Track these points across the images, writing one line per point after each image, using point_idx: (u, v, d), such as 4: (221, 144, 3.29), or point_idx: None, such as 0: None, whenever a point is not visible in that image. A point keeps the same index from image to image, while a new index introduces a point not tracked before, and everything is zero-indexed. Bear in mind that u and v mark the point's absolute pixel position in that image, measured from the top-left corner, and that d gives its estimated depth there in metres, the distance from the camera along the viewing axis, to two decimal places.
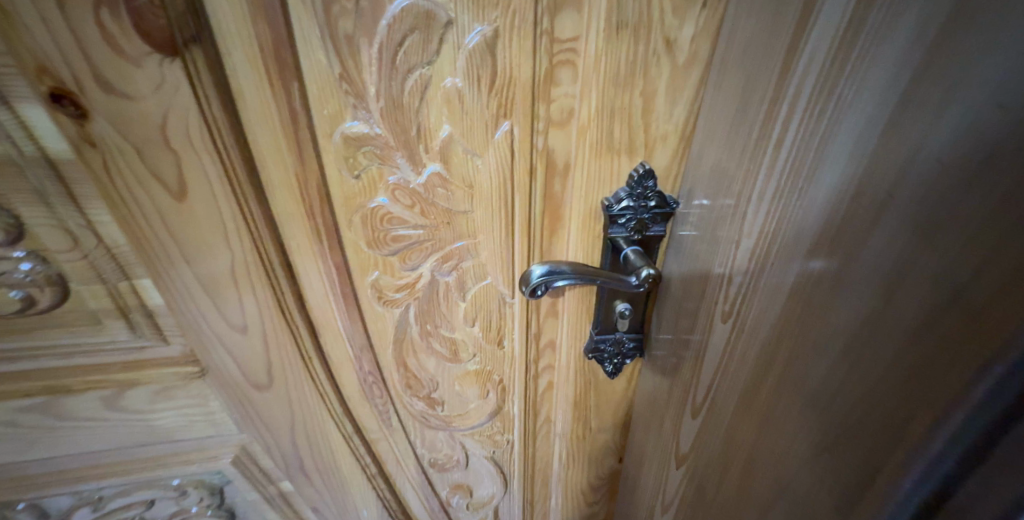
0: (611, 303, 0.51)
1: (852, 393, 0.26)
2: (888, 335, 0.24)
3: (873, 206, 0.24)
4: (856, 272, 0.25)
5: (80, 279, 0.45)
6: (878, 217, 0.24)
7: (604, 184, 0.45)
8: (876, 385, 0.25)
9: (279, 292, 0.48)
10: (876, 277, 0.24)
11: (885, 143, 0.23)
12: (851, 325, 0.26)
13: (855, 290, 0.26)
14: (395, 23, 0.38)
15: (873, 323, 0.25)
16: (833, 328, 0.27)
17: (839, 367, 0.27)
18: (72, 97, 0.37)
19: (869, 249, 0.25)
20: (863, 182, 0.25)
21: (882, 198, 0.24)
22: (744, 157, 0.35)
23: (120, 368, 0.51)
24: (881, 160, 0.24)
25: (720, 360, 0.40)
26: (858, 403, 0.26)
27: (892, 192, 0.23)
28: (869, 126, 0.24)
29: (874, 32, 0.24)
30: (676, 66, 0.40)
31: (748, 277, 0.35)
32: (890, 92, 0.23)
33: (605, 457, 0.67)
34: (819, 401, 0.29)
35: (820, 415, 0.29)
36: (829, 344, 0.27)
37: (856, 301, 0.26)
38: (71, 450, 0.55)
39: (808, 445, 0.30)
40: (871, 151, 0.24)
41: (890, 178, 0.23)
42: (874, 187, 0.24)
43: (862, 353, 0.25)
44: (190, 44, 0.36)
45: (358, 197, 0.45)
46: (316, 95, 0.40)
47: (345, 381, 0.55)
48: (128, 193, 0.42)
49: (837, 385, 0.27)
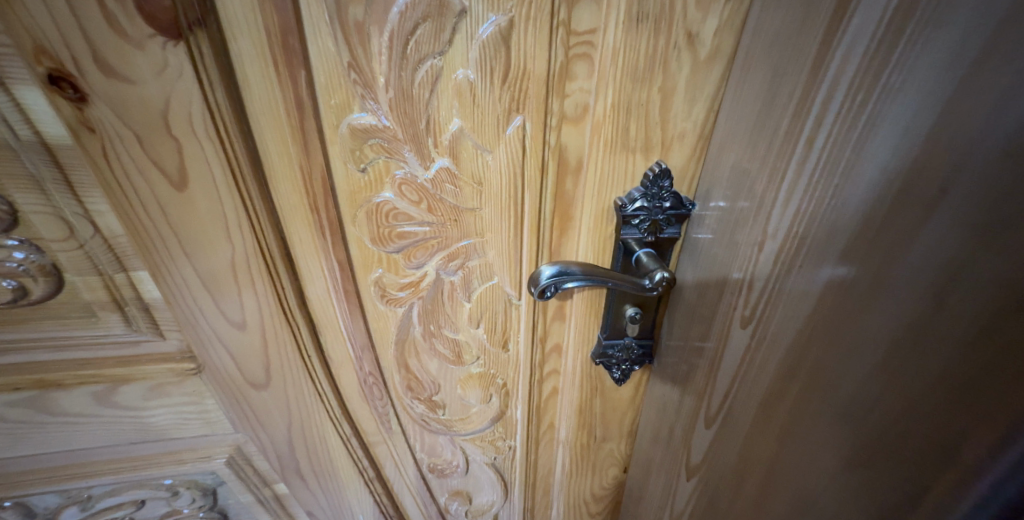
0: (620, 308, 0.50)
1: (892, 406, 0.25)
2: (937, 344, 0.22)
3: (922, 203, 0.23)
4: (899, 274, 0.24)
5: (75, 269, 0.44)
6: (927, 216, 0.22)
7: (618, 183, 0.44)
8: (921, 397, 0.23)
9: (281, 288, 0.47)
10: (923, 281, 0.23)
11: (937, 136, 0.22)
12: (893, 332, 0.24)
13: (897, 295, 0.24)
14: (407, 11, 0.36)
15: (919, 330, 0.23)
16: (871, 335, 0.26)
17: (878, 377, 0.25)
18: (71, 80, 0.36)
19: (915, 251, 0.23)
20: (910, 178, 0.23)
21: (932, 196, 0.22)
22: (770, 154, 0.33)
23: (115, 362, 0.49)
24: (931, 155, 0.22)
25: (738, 369, 0.38)
26: (899, 416, 0.24)
27: (946, 188, 0.22)
28: (919, 118, 0.23)
29: (927, 17, 0.23)
30: (697, 62, 0.39)
31: (772, 281, 0.34)
32: (945, 82, 0.22)
33: (609, 466, 0.65)
34: (853, 412, 0.27)
35: (853, 428, 0.27)
36: (866, 352, 0.26)
37: (897, 306, 0.24)
38: (61, 447, 0.53)
39: (840, 460, 0.28)
40: (920, 146, 0.23)
41: (942, 174, 0.22)
42: (922, 185, 0.23)
43: (905, 362, 0.24)
44: (195, 27, 0.35)
45: (364, 191, 0.43)
46: (324, 84, 0.38)
47: (345, 381, 0.54)
48: (127, 181, 0.40)
49: (875, 396, 0.26)
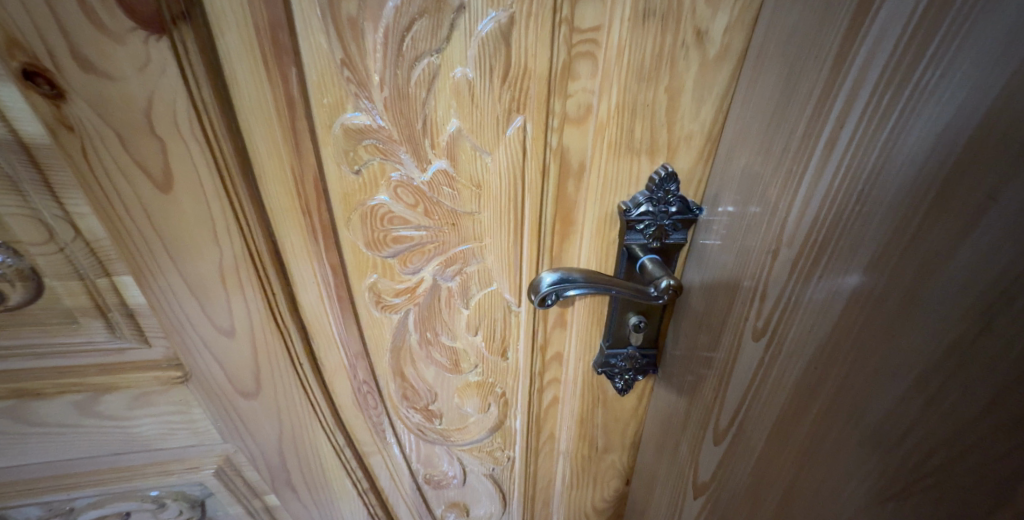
0: (623, 315, 0.48)
1: (933, 432, 0.23)
2: (988, 369, 0.21)
3: (966, 211, 0.22)
4: (941, 291, 0.23)
5: (55, 274, 0.42)
6: (972, 224, 0.21)
7: (623, 187, 0.42)
8: (969, 426, 0.22)
9: (271, 294, 0.45)
10: (969, 296, 0.22)
11: (983, 136, 0.21)
12: (933, 353, 0.23)
13: (938, 312, 0.23)
14: (403, 7, 0.35)
15: (963, 351, 0.22)
16: (908, 352, 0.24)
17: (915, 400, 0.24)
18: (47, 75, 0.34)
19: (957, 263, 0.22)
20: (951, 182, 0.22)
21: (976, 206, 0.21)
22: (785, 158, 0.32)
23: (97, 370, 0.47)
24: (975, 158, 0.21)
25: (750, 384, 0.37)
26: (941, 445, 0.23)
27: (994, 195, 0.21)
28: (961, 116, 0.22)
29: (968, 10, 0.22)
30: (706, 60, 0.37)
31: (789, 291, 0.32)
32: (993, 77, 0.21)
33: (611, 478, 0.63)
34: (887, 436, 0.26)
35: (887, 454, 0.26)
36: (901, 373, 0.25)
37: (939, 326, 0.23)
38: (42, 458, 0.51)
39: (875, 484, 0.27)
40: (963, 146, 0.22)
41: (990, 179, 0.21)
42: (963, 193, 0.22)
43: (947, 385, 0.23)
44: (179, 22, 0.33)
45: (359, 194, 0.41)
46: (316, 83, 0.37)
47: (338, 389, 0.52)
48: (109, 183, 0.38)
49: (912, 420, 0.24)
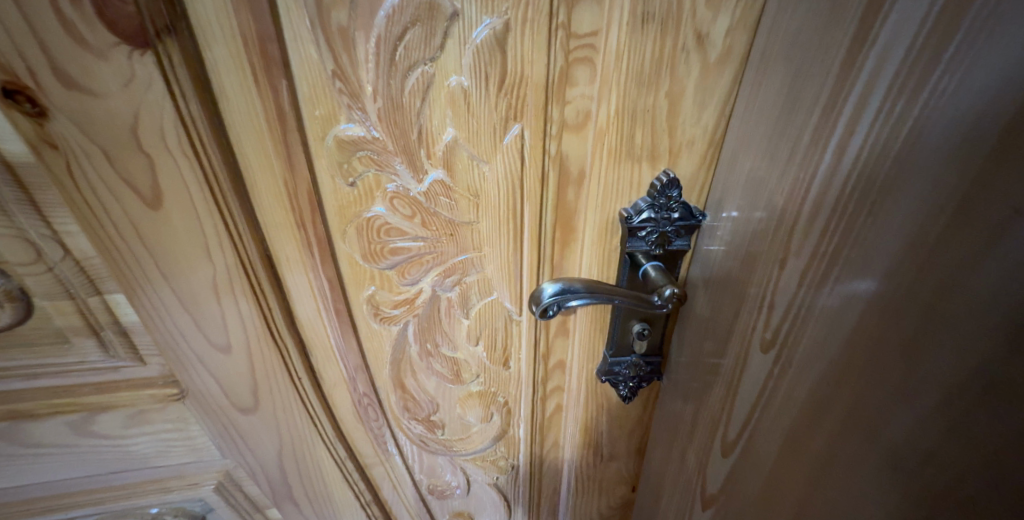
0: (627, 323, 0.47)
1: (955, 459, 0.22)
2: (1013, 395, 0.20)
3: (987, 228, 0.20)
4: (963, 309, 0.22)
5: (45, 294, 0.41)
6: (994, 242, 0.20)
7: (624, 194, 0.41)
8: (996, 455, 0.21)
9: (267, 308, 0.44)
10: (992, 318, 0.20)
11: (1005, 150, 0.20)
12: (955, 375, 0.22)
13: (961, 334, 0.22)
14: (395, 15, 0.34)
15: (987, 375, 0.21)
16: (929, 372, 0.23)
17: (936, 424, 0.23)
18: (28, 93, 0.33)
19: (979, 282, 0.21)
20: (971, 195, 0.21)
21: (999, 222, 0.20)
22: (792, 165, 0.31)
23: (92, 389, 0.46)
24: (996, 173, 0.20)
25: (761, 395, 0.36)
26: (965, 472, 0.22)
27: (1017, 213, 0.19)
28: (980, 128, 0.21)
29: (987, 15, 0.20)
30: (707, 64, 0.36)
31: (798, 301, 0.32)
32: (1012, 87, 0.19)
33: (617, 484, 0.62)
34: (907, 458, 0.25)
35: (908, 477, 0.25)
36: (922, 393, 0.24)
37: (960, 344, 0.22)
38: (38, 479, 0.51)
39: (893, 507, 0.26)
40: (983, 159, 0.21)
41: (1013, 196, 0.19)
42: (986, 209, 0.21)
43: (970, 411, 0.22)
44: (163, 36, 0.32)
45: (354, 206, 0.41)
46: (307, 95, 0.36)
47: (338, 402, 0.51)
48: (97, 201, 0.38)
49: (934, 444, 0.23)
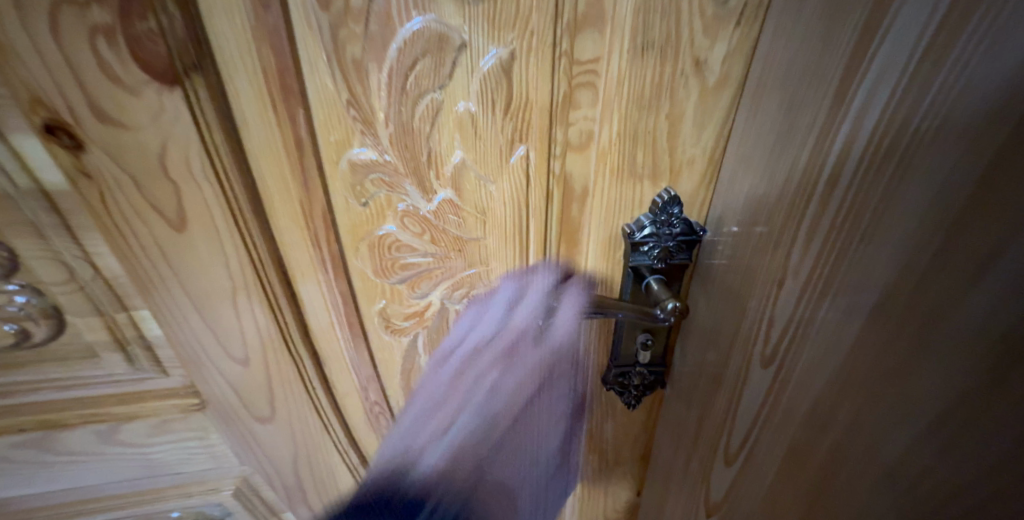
0: (631, 333, 0.49)
1: (948, 477, 0.24)
2: (998, 423, 0.21)
3: (971, 264, 0.22)
4: (952, 338, 0.23)
5: (77, 311, 0.43)
6: (978, 277, 0.21)
7: (625, 210, 0.43)
8: (985, 476, 0.22)
9: (283, 321, 0.46)
10: (977, 348, 0.22)
11: (985, 192, 0.21)
12: (946, 399, 0.23)
13: (951, 361, 0.23)
14: (407, 47, 0.36)
15: (975, 401, 0.22)
16: (923, 394, 0.25)
17: (930, 444, 0.24)
18: (67, 128, 0.36)
19: (965, 314, 0.22)
20: (955, 232, 0.22)
21: (983, 259, 0.21)
22: (788, 188, 0.33)
23: (119, 400, 0.49)
24: (978, 212, 0.21)
25: (763, 407, 0.37)
26: (957, 490, 0.23)
27: (998, 253, 0.21)
28: (961, 169, 0.22)
29: (963, 63, 0.22)
30: (705, 88, 0.37)
31: (797, 317, 0.33)
32: (987, 137, 0.21)
33: (622, 489, 0.64)
34: (904, 474, 0.26)
35: (905, 492, 0.26)
36: (916, 414, 0.25)
37: (949, 371, 0.23)
38: (66, 485, 0.53)
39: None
40: (966, 199, 0.22)
41: (994, 235, 0.21)
42: (969, 245, 0.22)
43: (961, 433, 0.23)
44: (190, 71, 0.34)
45: (366, 225, 0.42)
46: (322, 122, 0.38)
47: (351, 411, 0.53)
48: (126, 224, 0.40)
49: (929, 463, 0.25)
